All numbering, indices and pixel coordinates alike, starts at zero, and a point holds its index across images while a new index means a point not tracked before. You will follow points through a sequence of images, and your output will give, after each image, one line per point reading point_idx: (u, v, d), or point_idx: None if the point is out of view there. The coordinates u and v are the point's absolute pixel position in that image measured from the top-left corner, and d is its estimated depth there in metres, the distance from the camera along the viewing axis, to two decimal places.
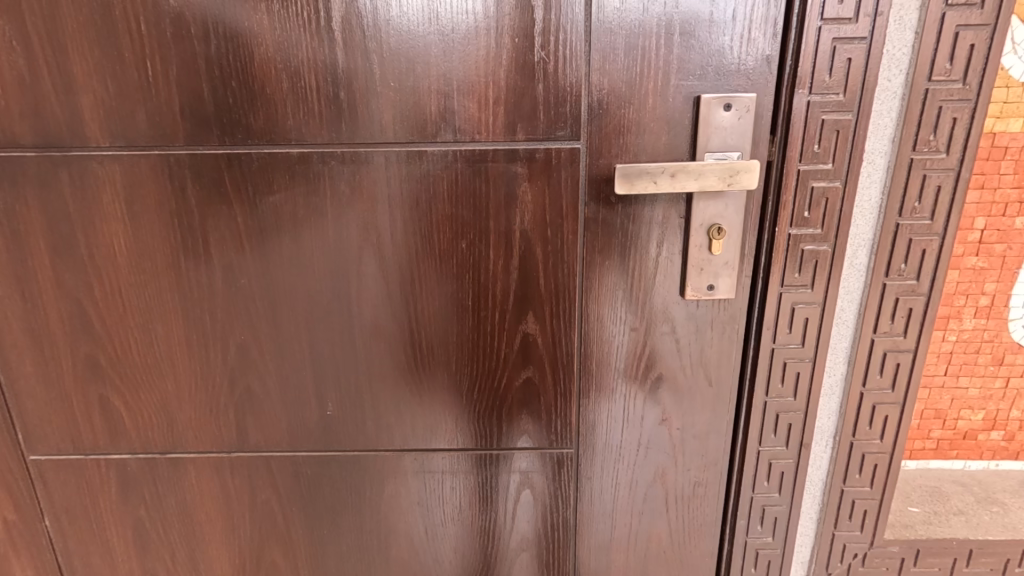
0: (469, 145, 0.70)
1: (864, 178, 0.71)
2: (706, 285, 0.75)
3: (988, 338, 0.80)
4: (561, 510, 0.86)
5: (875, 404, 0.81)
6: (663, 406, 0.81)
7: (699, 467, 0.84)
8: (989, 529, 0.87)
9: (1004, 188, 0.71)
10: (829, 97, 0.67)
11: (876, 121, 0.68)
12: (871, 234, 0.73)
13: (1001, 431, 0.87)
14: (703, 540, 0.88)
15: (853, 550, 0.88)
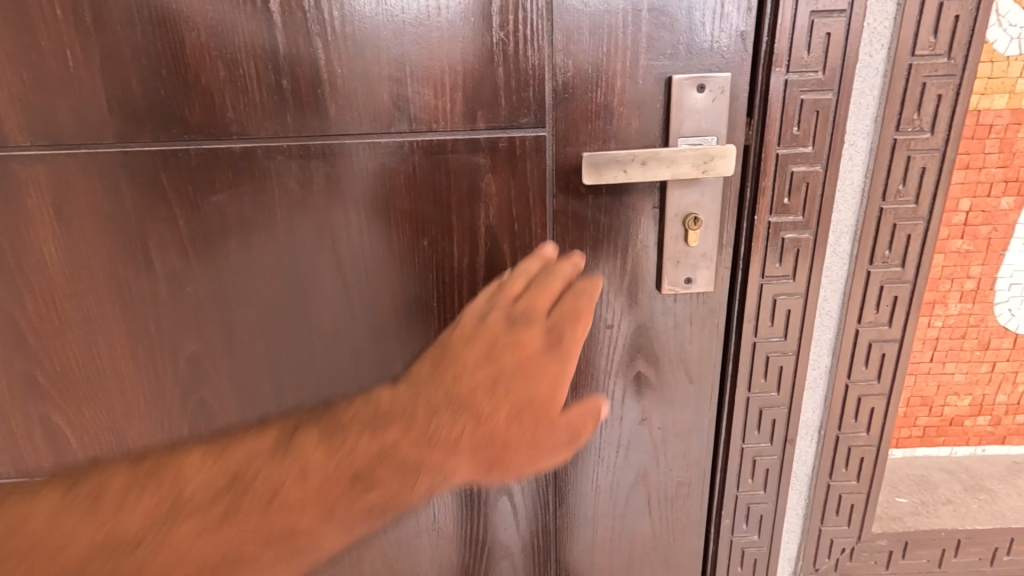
0: (427, 135, 0.65)
1: (846, 161, 0.67)
2: (684, 279, 0.71)
3: (974, 322, 0.77)
4: (541, 515, 0.83)
5: (861, 396, 0.78)
6: (642, 405, 0.78)
7: (681, 467, 0.81)
8: (977, 517, 0.87)
9: (988, 167, 0.67)
10: (807, 76, 0.63)
11: (858, 100, 0.64)
12: (854, 220, 0.70)
13: (987, 416, 0.84)
14: (689, 541, 0.85)
15: (841, 545, 0.87)
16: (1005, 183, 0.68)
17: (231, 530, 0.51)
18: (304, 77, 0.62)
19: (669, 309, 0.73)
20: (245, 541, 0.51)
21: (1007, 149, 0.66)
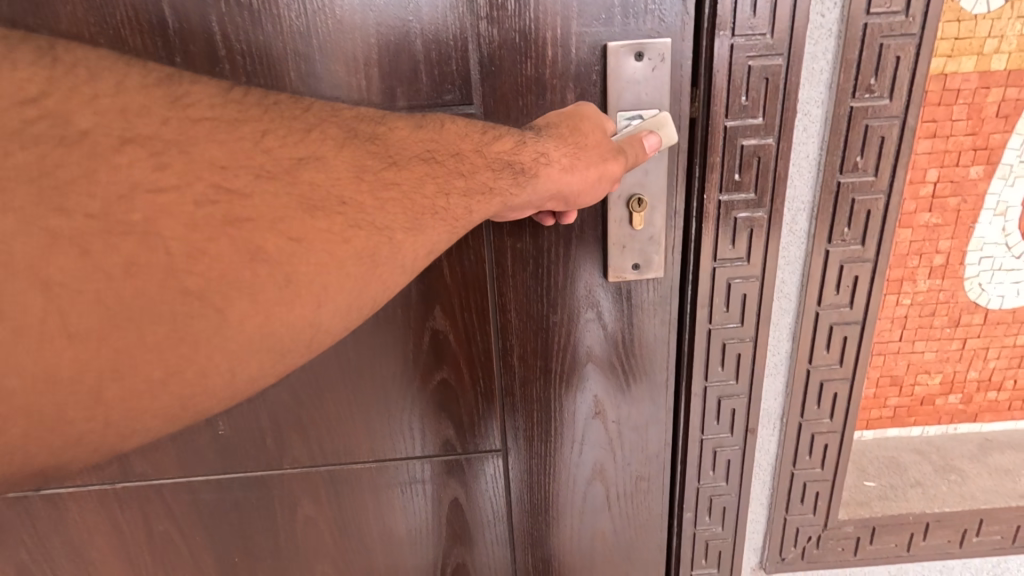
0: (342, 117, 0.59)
1: (800, 132, 0.62)
2: (633, 264, 0.67)
3: (944, 300, 0.71)
4: (495, 516, 0.80)
5: (823, 381, 0.75)
6: (596, 398, 0.74)
7: (640, 461, 0.78)
8: (945, 500, 0.83)
9: (956, 134, 0.62)
10: (754, 39, 0.57)
11: (811, 65, 0.59)
12: (811, 195, 0.65)
13: (959, 394, 0.78)
14: (651, 536, 0.82)
15: (807, 533, 0.84)
16: (976, 151, 0.62)
17: (305, 209, 0.41)
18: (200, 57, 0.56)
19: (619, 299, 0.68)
20: (314, 201, 0.41)
21: (976, 114, 0.60)
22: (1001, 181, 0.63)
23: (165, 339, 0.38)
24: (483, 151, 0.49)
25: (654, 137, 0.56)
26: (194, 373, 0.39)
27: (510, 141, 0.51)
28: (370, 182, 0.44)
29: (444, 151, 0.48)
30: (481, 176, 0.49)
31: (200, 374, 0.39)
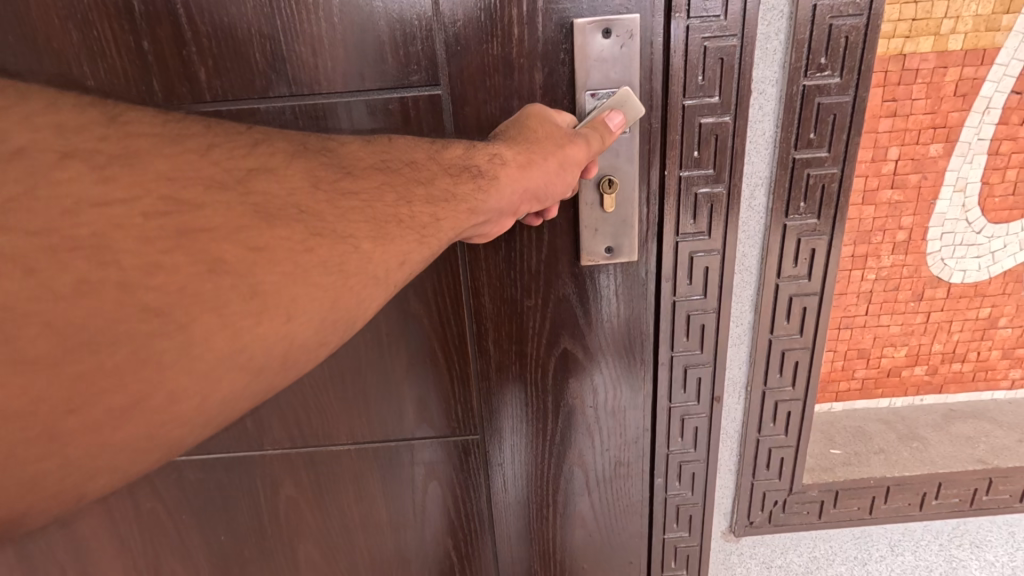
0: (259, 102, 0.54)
1: (753, 110, 0.51)
2: (605, 248, 0.55)
3: (908, 275, 0.65)
4: (470, 501, 0.66)
5: (779, 397, 0.59)
6: (567, 371, 0.60)
7: (619, 448, 0.62)
8: (906, 464, 0.65)
9: (915, 112, 0.58)
10: (709, 21, 0.48)
11: (762, 46, 0.49)
12: (766, 173, 0.53)
13: (924, 365, 0.69)
14: (633, 546, 0.67)
15: None
16: (933, 129, 0.59)
17: (262, 217, 0.34)
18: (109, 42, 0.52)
19: (585, 282, 0.56)
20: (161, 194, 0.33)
21: (935, 93, 0.57)
22: (960, 158, 0.60)
23: (123, 362, 0.30)
24: (435, 158, 0.44)
25: (619, 116, 0.49)
26: (162, 398, 0.31)
27: (460, 147, 0.46)
28: (327, 192, 0.38)
29: (398, 159, 0.43)
30: (439, 182, 0.43)
31: (169, 398, 0.31)
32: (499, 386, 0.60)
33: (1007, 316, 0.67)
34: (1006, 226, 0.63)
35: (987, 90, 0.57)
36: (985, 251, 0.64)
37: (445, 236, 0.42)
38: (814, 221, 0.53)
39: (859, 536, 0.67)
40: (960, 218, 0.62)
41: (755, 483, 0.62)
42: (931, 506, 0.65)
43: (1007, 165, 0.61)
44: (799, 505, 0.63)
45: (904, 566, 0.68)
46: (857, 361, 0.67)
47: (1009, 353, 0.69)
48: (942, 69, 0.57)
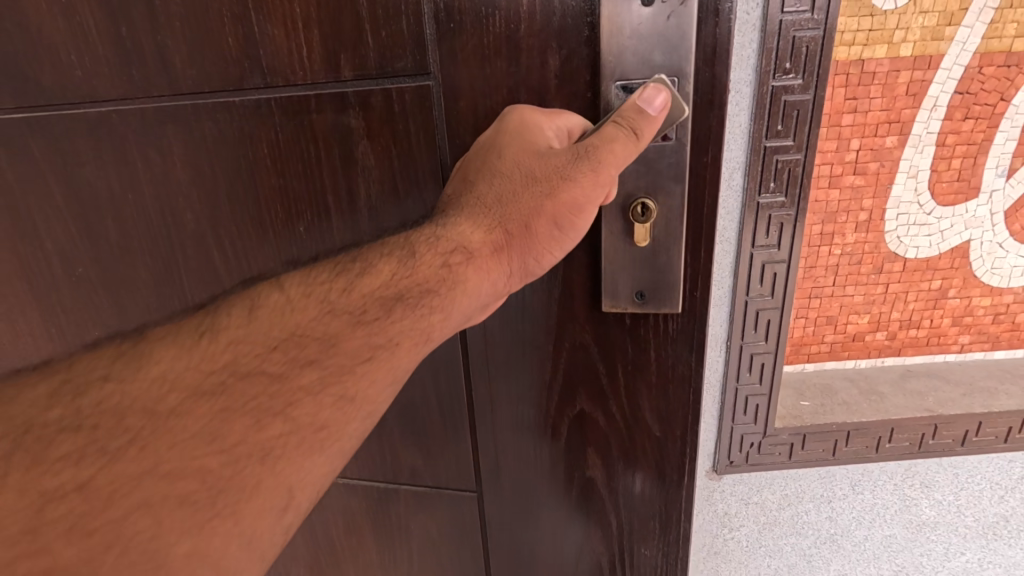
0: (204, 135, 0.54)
1: (731, 107, 0.58)
2: (634, 293, 0.51)
3: (869, 251, 0.74)
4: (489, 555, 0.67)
5: (753, 350, 0.68)
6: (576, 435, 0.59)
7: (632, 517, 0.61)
8: (862, 410, 0.74)
9: (873, 109, 0.67)
10: None
11: (738, 52, 0.56)
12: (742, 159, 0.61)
13: (885, 331, 0.79)
14: None
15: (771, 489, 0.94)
16: (888, 123, 0.68)
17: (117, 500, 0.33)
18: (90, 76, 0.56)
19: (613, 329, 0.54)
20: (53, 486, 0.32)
21: (889, 92, 0.67)
22: (913, 150, 0.70)
23: None
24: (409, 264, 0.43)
25: (663, 93, 0.42)
26: None
27: (392, 262, 0.43)
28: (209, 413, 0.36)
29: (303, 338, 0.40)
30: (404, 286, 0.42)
31: None
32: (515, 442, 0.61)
33: (956, 287, 0.77)
34: (954, 208, 0.74)
35: (935, 91, 0.67)
36: (936, 230, 0.74)
37: (399, 362, 0.42)
38: (783, 199, 0.62)
39: (825, 476, 0.76)
40: (913, 201, 0.72)
41: (734, 427, 0.72)
42: (886, 449, 0.74)
43: (952, 156, 0.71)
44: (772, 447, 0.73)
45: (865, 503, 0.78)
46: (826, 327, 0.79)
47: (958, 319, 0.79)
48: (896, 71, 0.66)
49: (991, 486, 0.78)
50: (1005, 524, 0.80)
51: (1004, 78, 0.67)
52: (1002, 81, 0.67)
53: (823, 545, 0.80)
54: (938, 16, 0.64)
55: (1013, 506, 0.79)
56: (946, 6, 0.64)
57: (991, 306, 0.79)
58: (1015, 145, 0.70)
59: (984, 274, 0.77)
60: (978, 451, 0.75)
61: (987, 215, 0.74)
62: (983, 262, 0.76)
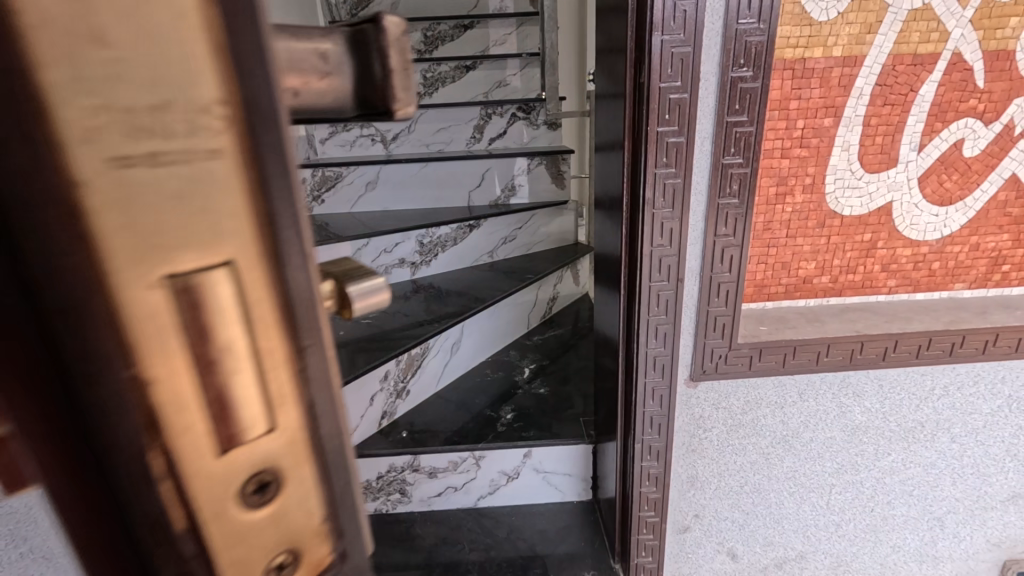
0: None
1: (702, 92, 0.78)
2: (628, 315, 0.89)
3: (814, 208, 0.95)
4: (627, 476, 1.06)
5: (717, 279, 0.88)
6: (638, 390, 0.96)
7: (649, 433, 0.99)
8: (802, 330, 0.94)
9: (812, 97, 0.88)
10: (675, 37, 0.75)
11: (706, 54, 0.76)
12: (709, 131, 0.80)
13: (829, 275, 1.00)
14: (645, 489, 1.04)
15: (847, 460, 1.04)
16: (826, 108, 0.89)
17: None
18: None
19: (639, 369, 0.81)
20: None
21: (826, 84, 0.88)
22: (844, 128, 0.90)
23: None
24: None
25: None
26: None
27: None
28: None
29: None
30: None
31: None
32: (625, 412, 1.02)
33: (883, 239, 0.98)
34: (878, 174, 0.94)
35: (861, 83, 0.88)
36: (865, 192, 0.94)
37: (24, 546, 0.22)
38: (741, 159, 0.81)
39: (778, 385, 0.97)
40: (846, 169, 0.93)
41: (706, 341, 0.92)
42: (825, 360, 0.95)
43: (876, 133, 0.91)
44: (736, 357, 0.94)
45: (811, 409, 0.99)
46: (782, 272, 0.99)
47: (885, 266, 1.00)
48: (827, 68, 0.87)
49: (909, 396, 1.00)
50: (922, 429, 1.02)
51: (913, 74, 0.88)
52: (912, 76, 0.88)
53: (779, 445, 1.02)
54: (860, 26, 0.85)
55: (927, 414, 1.01)
56: (866, 19, 0.85)
57: (912, 254, 0.99)
58: (923, 126, 0.91)
59: (905, 229, 0.97)
60: (896, 365, 0.97)
61: (905, 181, 0.94)
62: (903, 219, 0.97)
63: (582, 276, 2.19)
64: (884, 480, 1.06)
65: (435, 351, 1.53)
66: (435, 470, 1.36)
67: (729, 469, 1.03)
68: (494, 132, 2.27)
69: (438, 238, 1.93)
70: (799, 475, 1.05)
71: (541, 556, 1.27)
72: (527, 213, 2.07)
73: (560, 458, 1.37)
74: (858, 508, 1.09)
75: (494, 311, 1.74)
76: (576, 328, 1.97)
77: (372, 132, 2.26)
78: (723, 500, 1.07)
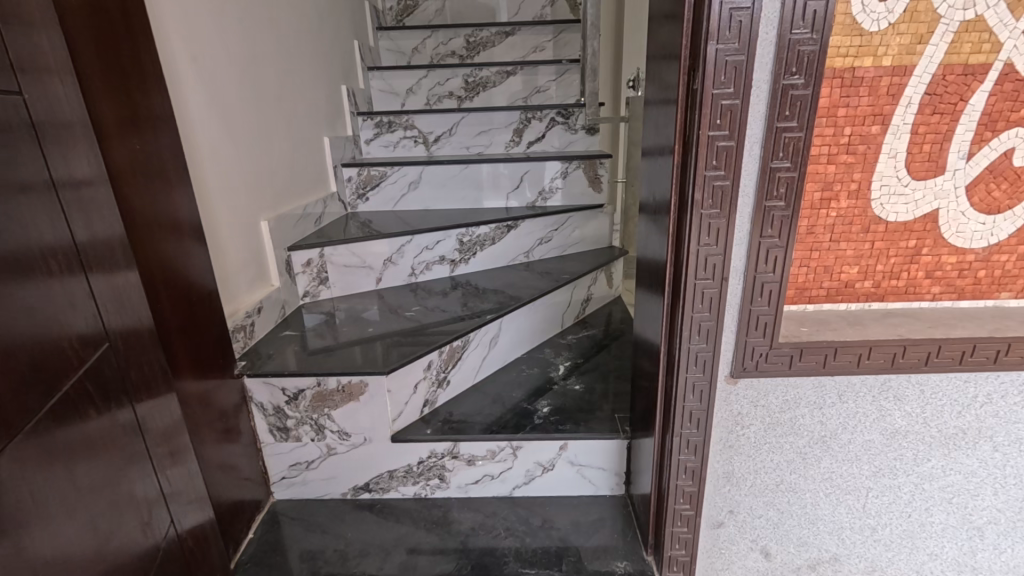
0: (105, 264, 0.82)
1: (753, 99, 0.82)
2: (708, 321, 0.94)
3: (859, 214, 0.97)
4: (665, 473, 1.08)
5: (761, 280, 0.91)
6: (682, 386, 0.99)
7: (689, 428, 1.02)
8: (844, 333, 0.96)
9: (861, 105, 0.90)
10: (729, 46, 0.79)
11: (759, 63, 0.80)
12: (760, 136, 0.84)
13: (871, 279, 1.01)
14: (682, 482, 1.07)
15: (886, 464, 1.05)
16: (873, 116, 0.91)
17: None
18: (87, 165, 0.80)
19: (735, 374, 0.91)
20: None
21: (874, 92, 0.90)
22: (892, 135, 0.92)
23: None
24: None
25: None
26: None
27: None
28: None
29: None
30: None
31: None
32: (663, 410, 1.05)
33: (928, 246, 0.99)
34: (925, 182, 0.95)
35: (910, 92, 0.90)
36: (911, 200, 0.96)
37: None
38: (789, 164, 0.85)
39: (818, 385, 0.99)
40: (892, 175, 0.94)
41: (748, 340, 0.95)
42: (866, 363, 0.97)
43: (924, 141, 0.93)
44: (776, 357, 0.96)
45: (849, 411, 1.01)
46: (824, 276, 1.01)
47: (930, 272, 1.01)
48: (876, 78, 0.89)
49: (950, 402, 1.01)
50: (963, 436, 1.03)
51: (963, 84, 0.90)
52: (961, 86, 0.90)
53: (816, 445, 1.04)
54: (910, 36, 0.87)
55: (968, 421, 1.02)
56: (917, 30, 0.87)
57: (957, 262, 1.00)
58: (972, 135, 0.93)
59: (951, 237, 0.98)
60: (938, 370, 0.98)
61: (952, 189, 0.95)
62: (949, 227, 0.98)
63: (615, 279, 2.22)
64: (923, 486, 1.07)
65: (474, 345, 1.59)
66: (474, 458, 1.41)
67: (766, 467, 1.06)
68: (533, 135, 2.33)
69: (477, 238, 1.99)
70: (836, 477, 1.06)
71: (574, 546, 1.30)
72: (564, 216, 2.12)
73: (594, 452, 1.40)
74: (894, 513, 1.09)
75: (531, 309, 1.79)
76: (608, 330, 2.00)
77: (415, 134, 2.34)
78: (758, 498, 1.09)
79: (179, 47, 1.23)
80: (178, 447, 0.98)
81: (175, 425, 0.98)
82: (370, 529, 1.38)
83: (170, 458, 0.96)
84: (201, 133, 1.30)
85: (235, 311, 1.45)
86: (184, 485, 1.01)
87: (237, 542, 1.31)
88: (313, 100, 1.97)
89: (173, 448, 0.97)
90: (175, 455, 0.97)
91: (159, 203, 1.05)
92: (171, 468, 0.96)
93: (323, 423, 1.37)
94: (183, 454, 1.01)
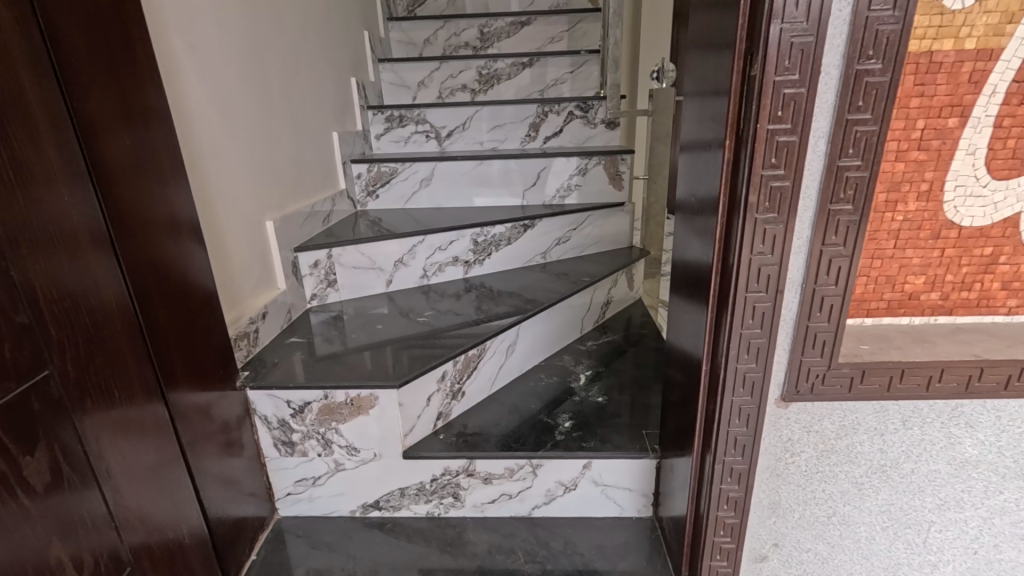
0: (37, 280, 0.73)
1: (821, 86, 0.71)
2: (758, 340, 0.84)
3: (928, 218, 0.85)
4: (701, 502, 0.99)
5: (822, 294, 0.81)
6: (727, 410, 0.89)
7: (735, 456, 0.92)
8: (910, 351, 0.87)
9: (938, 94, 0.79)
10: (795, 25, 0.68)
11: (830, 44, 0.69)
12: (826, 129, 0.73)
13: (939, 291, 0.89)
14: (726, 516, 0.97)
15: (953, 498, 0.94)
16: (952, 107, 0.80)
17: None
18: (18, 165, 0.71)
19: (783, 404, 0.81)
20: None
21: (954, 79, 0.79)
22: (971, 129, 0.81)
23: None
24: None
25: None
26: None
27: None
28: None
29: None
30: None
31: None
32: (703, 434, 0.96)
33: (1006, 254, 0.88)
34: (1007, 182, 0.84)
35: (996, 79, 0.78)
36: (988, 203, 0.85)
37: None
38: (859, 162, 0.74)
39: (880, 410, 0.89)
40: (970, 174, 0.83)
41: (803, 359, 0.84)
42: (936, 387, 0.87)
43: (1009, 136, 0.82)
44: (835, 378, 0.86)
45: (914, 438, 0.91)
46: (885, 286, 0.89)
47: (1007, 284, 0.89)
48: (957, 64, 0.78)
49: None
50: None
51: None
52: None
53: (876, 475, 0.93)
54: (999, 15, 0.76)
55: None
56: (1008, 7, 0.76)
57: None
58: None
59: None
60: (1018, 395, 0.87)
61: None
62: None
63: (636, 281, 2.11)
64: (993, 520, 0.96)
65: (491, 353, 1.49)
66: (490, 476, 1.32)
67: (817, 499, 0.96)
68: (550, 130, 2.22)
69: (493, 238, 1.89)
70: (894, 509, 0.96)
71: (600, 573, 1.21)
72: (583, 214, 2.01)
73: (620, 471, 1.31)
74: (958, 548, 0.99)
75: (550, 314, 1.69)
76: (630, 335, 1.90)
77: (426, 128, 2.24)
78: (807, 531, 0.99)
79: (176, 34, 1.14)
80: (142, 470, 0.91)
81: (142, 453, 0.91)
82: (380, 550, 1.29)
83: (130, 481, 0.88)
84: (200, 128, 1.21)
85: (238, 317, 1.37)
86: (155, 516, 0.94)
87: (239, 564, 1.23)
88: (321, 93, 1.89)
89: (134, 471, 0.89)
90: (138, 478, 0.89)
91: (153, 204, 0.97)
92: (131, 493, 0.88)
93: (331, 438, 1.29)
94: (150, 475, 0.93)
